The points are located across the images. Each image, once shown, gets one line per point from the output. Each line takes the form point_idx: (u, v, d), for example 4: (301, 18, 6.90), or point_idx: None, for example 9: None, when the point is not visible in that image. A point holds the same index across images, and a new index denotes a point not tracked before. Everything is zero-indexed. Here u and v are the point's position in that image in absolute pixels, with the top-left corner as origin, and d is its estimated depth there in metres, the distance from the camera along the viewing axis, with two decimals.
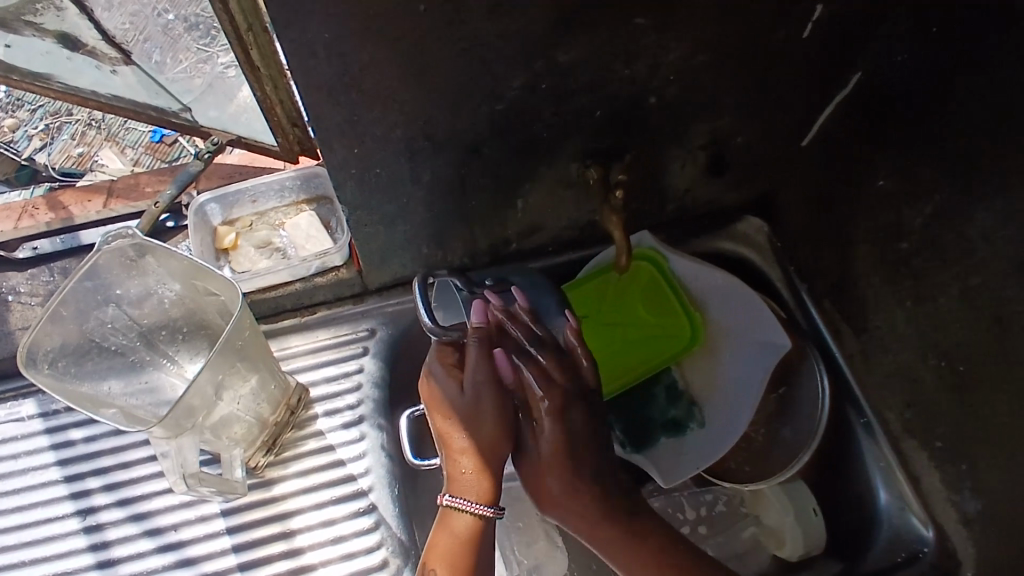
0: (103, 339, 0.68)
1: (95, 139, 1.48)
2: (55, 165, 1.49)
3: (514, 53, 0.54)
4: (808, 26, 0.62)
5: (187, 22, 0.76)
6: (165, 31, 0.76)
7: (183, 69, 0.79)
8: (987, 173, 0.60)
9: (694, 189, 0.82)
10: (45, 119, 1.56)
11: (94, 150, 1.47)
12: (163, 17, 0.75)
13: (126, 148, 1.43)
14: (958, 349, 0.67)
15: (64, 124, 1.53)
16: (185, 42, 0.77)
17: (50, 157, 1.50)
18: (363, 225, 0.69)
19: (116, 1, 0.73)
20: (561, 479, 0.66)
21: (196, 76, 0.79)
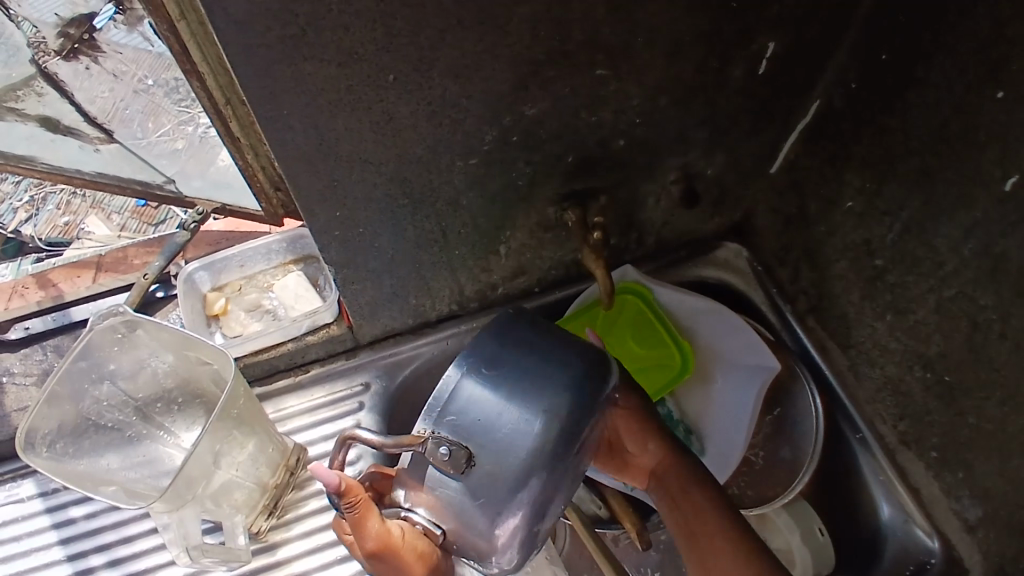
0: (99, 416, 0.68)
1: (79, 206, 1.46)
2: (42, 236, 1.44)
3: (482, 110, 0.56)
4: (763, 62, 0.65)
5: (165, 87, 0.76)
6: (146, 99, 0.77)
7: (164, 132, 0.80)
8: (949, 190, 0.62)
9: (671, 220, 0.84)
10: (28, 191, 1.53)
11: (80, 219, 1.43)
12: (142, 84, 0.76)
13: (111, 214, 1.43)
14: (941, 359, 0.68)
15: (48, 194, 1.42)
16: (164, 105, 0.78)
17: (37, 228, 1.44)
18: (350, 283, 0.70)
19: (94, 73, 0.75)
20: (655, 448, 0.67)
21: (177, 137, 0.81)
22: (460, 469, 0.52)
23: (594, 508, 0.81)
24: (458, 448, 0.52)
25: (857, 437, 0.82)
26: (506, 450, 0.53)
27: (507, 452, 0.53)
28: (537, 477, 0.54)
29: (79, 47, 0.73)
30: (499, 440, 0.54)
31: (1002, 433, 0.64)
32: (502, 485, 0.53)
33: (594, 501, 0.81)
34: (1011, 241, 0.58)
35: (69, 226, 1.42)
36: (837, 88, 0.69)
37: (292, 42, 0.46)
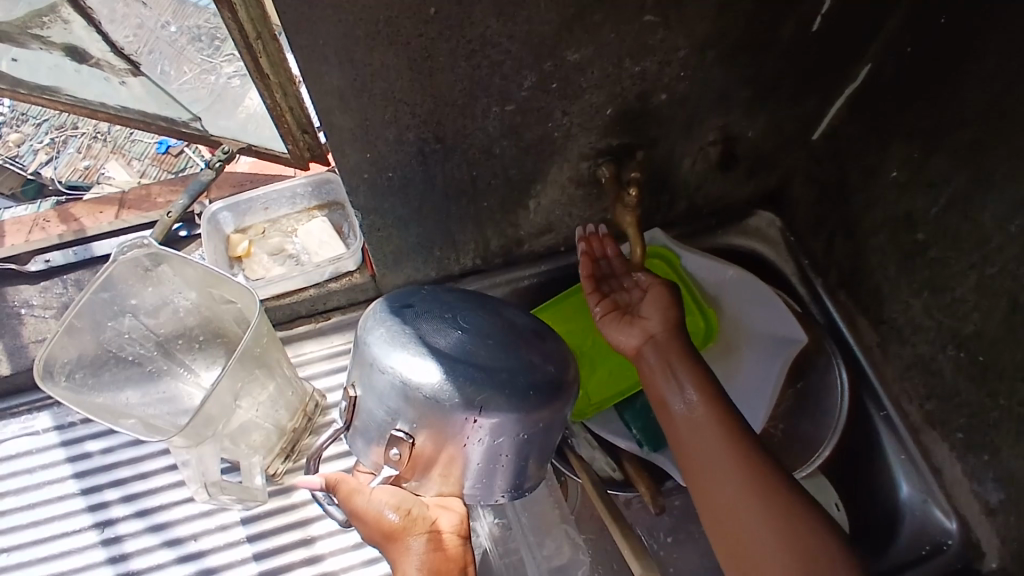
0: (120, 349, 0.67)
1: (100, 152, 1.51)
2: (62, 179, 1.53)
3: (523, 53, 0.54)
4: (817, 19, 0.62)
5: (189, 34, 0.75)
6: (171, 44, 0.76)
7: (187, 79, 0.79)
8: (1002, 163, 0.59)
9: (706, 184, 0.82)
10: (51, 134, 1.61)
11: (100, 163, 1.50)
12: (165, 29, 0.74)
13: (132, 160, 1.43)
14: (977, 338, 0.67)
15: (69, 136, 1.58)
16: (188, 53, 0.76)
17: (57, 171, 1.55)
18: (375, 230, 0.69)
19: (120, 15, 0.73)
20: (688, 377, 0.63)
21: (201, 87, 0.80)
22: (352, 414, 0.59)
23: (607, 469, 0.79)
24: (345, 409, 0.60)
25: (881, 415, 0.80)
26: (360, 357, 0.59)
27: (360, 359, 0.59)
28: (383, 340, 0.57)
29: None
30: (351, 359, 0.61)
31: None
32: (376, 366, 0.56)
33: (608, 463, 0.79)
34: None
35: (88, 170, 1.52)
36: (891, 52, 0.67)
37: None
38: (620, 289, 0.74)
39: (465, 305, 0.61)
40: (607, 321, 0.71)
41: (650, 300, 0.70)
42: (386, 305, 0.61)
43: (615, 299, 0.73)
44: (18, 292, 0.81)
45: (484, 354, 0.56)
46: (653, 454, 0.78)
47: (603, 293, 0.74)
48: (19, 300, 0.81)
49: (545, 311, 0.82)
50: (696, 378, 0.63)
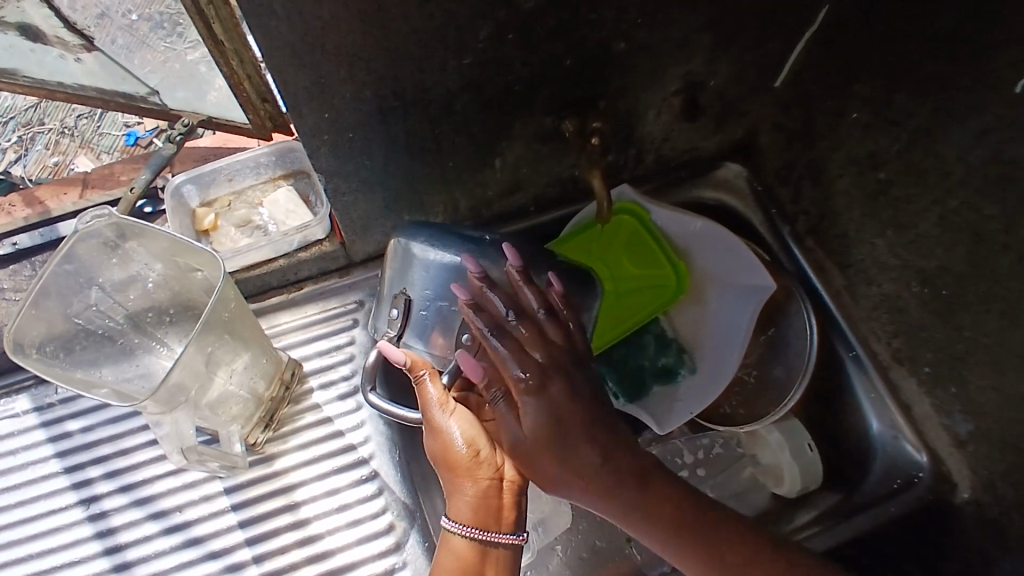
0: (89, 322, 0.66)
1: (69, 147, 1.37)
2: (31, 177, 1.37)
3: (476, 3, 0.53)
4: None
5: (151, 22, 0.76)
6: (133, 34, 0.77)
7: (151, 68, 0.80)
8: (960, 94, 0.60)
9: (672, 136, 0.82)
10: (16, 131, 1.42)
11: (70, 159, 1.37)
12: (126, 18, 0.76)
13: (100, 154, 1.35)
14: (941, 273, 0.68)
15: (37, 133, 1.39)
16: (152, 42, 0.78)
17: (25, 168, 1.38)
18: (341, 194, 0.69)
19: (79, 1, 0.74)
20: (561, 447, 0.58)
21: (166, 73, 0.80)
22: (406, 313, 0.68)
23: None
24: (399, 312, 0.69)
25: (850, 355, 0.82)
26: (402, 274, 0.70)
27: (403, 275, 0.69)
28: (426, 247, 0.68)
29: None
30: (391, 280, 0.71)
31: (999, 346, 0.64)
32: (429, 266, 0.68)
33: None
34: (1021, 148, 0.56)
35: (57, 168, 1.38)
36: None
37: None
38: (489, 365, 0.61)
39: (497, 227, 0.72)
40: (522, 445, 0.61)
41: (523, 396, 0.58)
42: (421, 229, 0.69)
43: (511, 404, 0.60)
44: None
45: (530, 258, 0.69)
46: (626, 405, 0.81)
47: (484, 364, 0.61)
48: None
49: None
50: (588, 437, 0.58)
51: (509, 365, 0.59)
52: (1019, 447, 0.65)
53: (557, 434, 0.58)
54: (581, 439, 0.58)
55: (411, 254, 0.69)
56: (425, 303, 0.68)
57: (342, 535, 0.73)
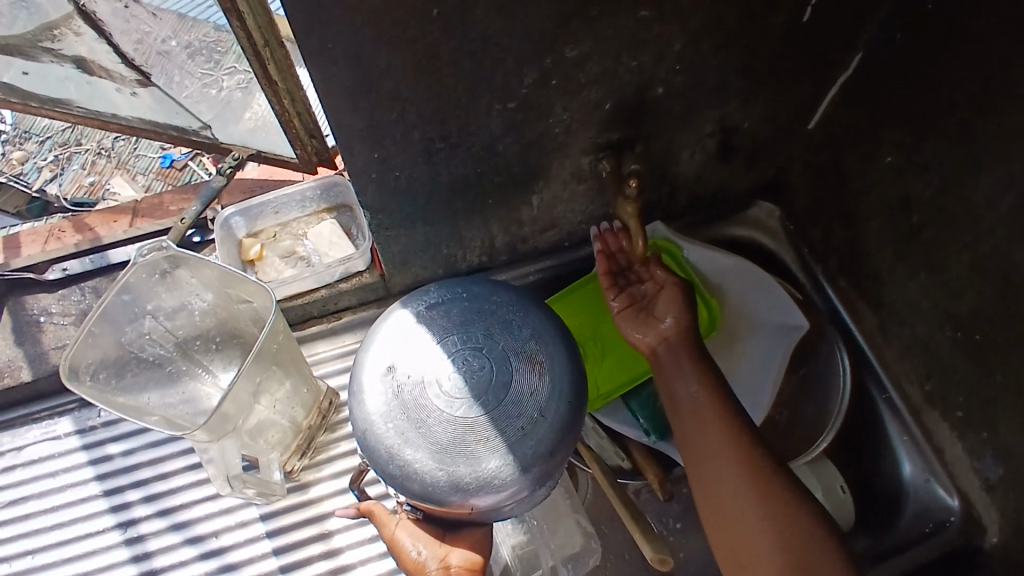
0: (140, 349, 0.68)
1: (105, 168, 1.60)
2: (66, 195, 1.60)
3: (523, 52, 0.56)
4: (808, 10, 0.63)
5: (190, 48, 0.81)
6: (172, 59, 0.81)
7: (190, 94, 0.84)
8: (995, 143, 0.61)
9: (704, 176, 0.84)
10: (54, 151, 1.69)
11: (105, 178, 1.58)
12: (164, 45, 0.80)
13: (135, 174, 1.53)
14: (974, 318, 0.68)
15: (72, 154, 1.67)
16: (189, 67, 0.82)
17: (62, 189, 1.62)
18: (384, 229, 0.71)
19: (130, 26, 0.77)
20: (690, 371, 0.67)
21: (203, 101, 0.84)
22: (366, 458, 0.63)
23: (616, 459, 0.82)
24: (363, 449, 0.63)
25: (882, 396, 0.82)
26: (408, 346, 0.62)
27: (408, 347, 0.62)
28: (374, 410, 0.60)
29: None
30: (383, 352, 0.62)
31: None
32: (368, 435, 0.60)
33: (617, 453, 0.82)
34: None
35: (93, 186, 1.62)
36: (882, 40, 0.68)
37: None
38: (636, 283, 0.77)
39: (472, 371, 0.60)
40: (624, 317, 0.74)
41: (665, 298, 0.74)
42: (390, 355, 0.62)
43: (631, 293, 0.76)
44: (38, 300, 0.84)
45: (483, 437, 0.58)
46: (660, 442, 0.79)
47: (620, 288, 0.77)
48: (39, 308, 0.83)
49: (561, 301, 0.85)
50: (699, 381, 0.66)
51: (671, 304, 0.72)
52: None
53: (670, 373, 0.68)
54: (694, 386, 0.66)
55: (357, 392, 0.62)
56: (452, 363, 0.61)
57: (374, 565, 0.74)
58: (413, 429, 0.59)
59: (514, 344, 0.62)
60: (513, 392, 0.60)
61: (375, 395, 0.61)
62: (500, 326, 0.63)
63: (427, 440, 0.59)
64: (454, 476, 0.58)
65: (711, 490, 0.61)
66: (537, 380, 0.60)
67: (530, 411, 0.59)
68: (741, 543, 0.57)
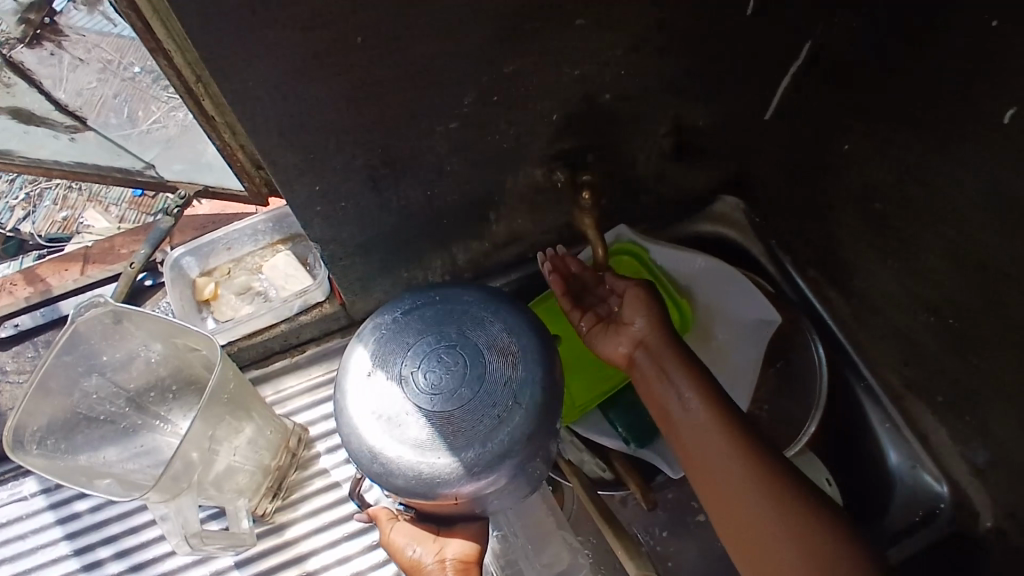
0: (90, 409, 0.66)
1: (77, 201, 1.50)
2: (42, 232, 1.49)
3: (459, 71, 0.54)
4: (751, 4, 0.62)
5: (150, 75, 0.81)
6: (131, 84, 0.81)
7: (156, 120, 0.84)
8: (950, 126, 0.59)
9: (665, 176, 0.82)
10: (25, 188, 1.53)
11: (78, 212, 1.48)
12: (127, 72, 0.81)
13: (109, 206, 1.44)
14: (946, 303, 0.67)
15: (43, 190, 1.52)
16: (151, 92, 0.82)
17: (35, 226, 1.49)
18: (338, 259, 0.69)
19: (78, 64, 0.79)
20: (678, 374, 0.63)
21: (169, 125, 0.85)
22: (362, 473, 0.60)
23: (597, 470, 0.80)
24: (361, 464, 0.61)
25: (862, 385, 0.81)
26: (385, 354, 0.60)
27: (386, 354, 0.60)
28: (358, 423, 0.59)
29: (43, 34, 0.76)
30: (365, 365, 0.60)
31: (1010, 375, 0.63)
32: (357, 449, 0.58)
33: (598, 464, 0.80)
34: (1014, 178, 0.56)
35: (65, 222, 1.50)
36: (829, 27, 0.67)
37: (247, 8, 0.43)
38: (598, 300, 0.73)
39: (448, 368, 0.58)
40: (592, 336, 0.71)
41: (627, 304, 0.70)
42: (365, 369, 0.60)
43: (595, 312, 0.72)
44: None
45: (467, 427, 0.56)
46: (640, 449, 0.78)
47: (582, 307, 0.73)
48: None
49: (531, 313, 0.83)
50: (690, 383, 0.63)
51: (637, 305, 0.69)
52: None
53: (659, 377, 0.65)
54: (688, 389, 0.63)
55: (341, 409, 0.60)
56: (427, 363, 0.59)
57: None
58: (398, 435, 0.57)
59: (490, 335, 0.60)
60: (491, 378, 0.58)
61: (359, 407, 0.59)
62: (475, 321, 0.61)
63: (414, 443, 0.57)
64: (444, 471, 0.56)
65: (725, 501, 0.57)
66: (514, 361, 0.59)
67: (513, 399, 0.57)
68: (766, 554, 0.54)
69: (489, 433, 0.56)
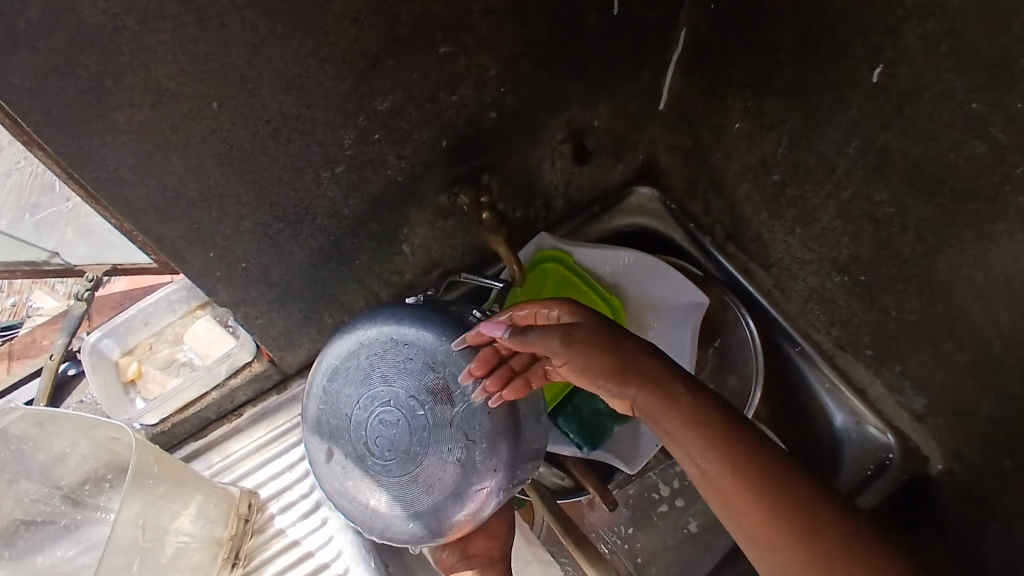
0: (25, 513, 0.64)
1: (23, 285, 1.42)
2: None
3: (331, 116, 0.53)
4: (617, 4, 0.63)
5: None
6: None
7: None
8: (823, 93, 0.61)
9: (573, 179, 0.83)
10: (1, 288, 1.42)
11: (27, 295, 1.40)
12: None
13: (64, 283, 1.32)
14: (855, 261, 0.68)
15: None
16: None
17: None
18: (254, 318, 0.68)
19: None
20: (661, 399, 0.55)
21: None
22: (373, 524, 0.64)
23: (556, 480, 0.80)
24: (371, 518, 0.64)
25: (796, 351, 0.82)
26: (331, 433, 0.61)
27: (329, 433, 0.62)
28: (347, 500, 0.62)
29: None
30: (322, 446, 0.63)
31: (925, 320, 0.65)
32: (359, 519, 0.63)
33: (556, 473, 0.80)
34: (889, 133, 0.57)
35: (16, 308, 1.41)
36: (699, 13, 0.69)
37: (91, 94, 0.42)
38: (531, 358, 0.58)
39: (389, 433, 0.59)
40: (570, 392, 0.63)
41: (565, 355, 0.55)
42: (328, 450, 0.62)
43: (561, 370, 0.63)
44: None
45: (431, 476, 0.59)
46: (593, 451, 0.78)
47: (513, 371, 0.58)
48: None
49: None
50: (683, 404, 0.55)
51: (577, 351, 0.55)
52: (970, 411, 0.66)
53: (640, 408, 0.56)
54: (688, 407, 0.55)
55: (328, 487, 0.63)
56: (368, 430, 0.59)
57: None
58: (380, 498, 0.61)
59: (406, 376, 0.59)
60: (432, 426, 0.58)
61: (338, 484, 0.62)
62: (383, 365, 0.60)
63: (395, 500, 0.60)
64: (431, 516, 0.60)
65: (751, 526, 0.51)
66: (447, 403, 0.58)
67: (455, 428, 0.58)
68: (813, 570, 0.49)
69: (451, 466, 0.58)
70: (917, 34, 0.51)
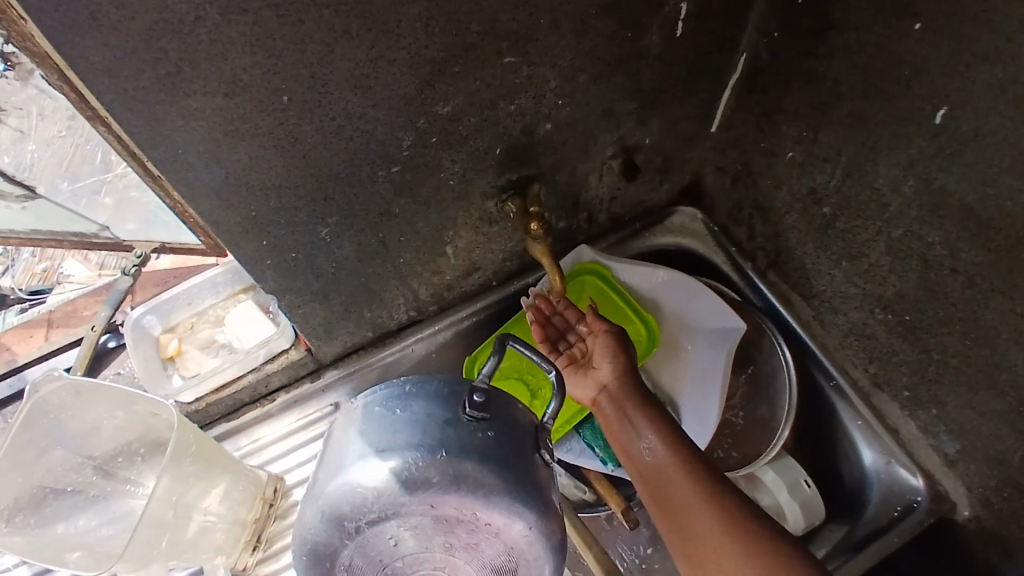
0: (57, 482, 0.65)
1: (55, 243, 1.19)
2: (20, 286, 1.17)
3: (393, 117, 0.54)
4: (680, 25, 0.63)
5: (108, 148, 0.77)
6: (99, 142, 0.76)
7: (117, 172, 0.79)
8: (882, 129, 0.60)
9: (619, 194, 0.83)
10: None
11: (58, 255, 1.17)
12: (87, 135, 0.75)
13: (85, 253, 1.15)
14: (900, 300, 0.68)
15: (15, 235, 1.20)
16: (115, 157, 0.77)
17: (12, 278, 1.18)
18: (297, 307, 0.69)
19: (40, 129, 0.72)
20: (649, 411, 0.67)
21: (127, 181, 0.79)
22: None
23: (578, 493, 0.80)
24: None
25: (831, 385, 0.81)
26: (343, 546, 0.48)
27: (340, 547, 0.49)
28: None
29: None
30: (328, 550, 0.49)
31: (968, 367, 0.64)
32: None
33: (578, 486, 0.81)
34: (947, 175, 0.57)
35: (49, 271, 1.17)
36: (760, 39, 0.68)
37: (168, 80, 0.43)
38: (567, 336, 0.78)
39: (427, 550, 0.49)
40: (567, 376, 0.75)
41: (599, 348, 0.74)
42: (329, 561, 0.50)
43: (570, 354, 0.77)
44: None
45: None
46: (618, 469, 0.78)
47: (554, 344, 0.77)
48: None
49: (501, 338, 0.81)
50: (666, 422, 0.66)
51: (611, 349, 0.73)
52: (1006, 462, 0.65)
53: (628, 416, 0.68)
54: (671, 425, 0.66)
55: None
56: (398, 548, 0.48)
57: None
58: None
59: (457, 504, 0.47)
60: (483, 547, 0.49)
61: None
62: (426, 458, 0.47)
63: None
64: None
65: (695, 525, 0.58)
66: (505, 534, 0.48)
67: (508, 552, 0.49)
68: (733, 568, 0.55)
69: None
70: (985, 79, 0.50)
